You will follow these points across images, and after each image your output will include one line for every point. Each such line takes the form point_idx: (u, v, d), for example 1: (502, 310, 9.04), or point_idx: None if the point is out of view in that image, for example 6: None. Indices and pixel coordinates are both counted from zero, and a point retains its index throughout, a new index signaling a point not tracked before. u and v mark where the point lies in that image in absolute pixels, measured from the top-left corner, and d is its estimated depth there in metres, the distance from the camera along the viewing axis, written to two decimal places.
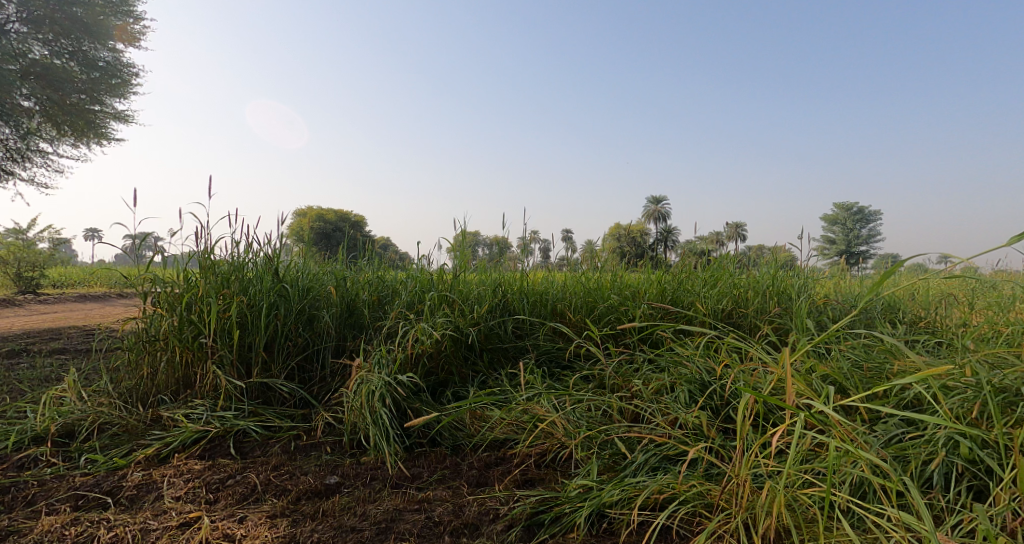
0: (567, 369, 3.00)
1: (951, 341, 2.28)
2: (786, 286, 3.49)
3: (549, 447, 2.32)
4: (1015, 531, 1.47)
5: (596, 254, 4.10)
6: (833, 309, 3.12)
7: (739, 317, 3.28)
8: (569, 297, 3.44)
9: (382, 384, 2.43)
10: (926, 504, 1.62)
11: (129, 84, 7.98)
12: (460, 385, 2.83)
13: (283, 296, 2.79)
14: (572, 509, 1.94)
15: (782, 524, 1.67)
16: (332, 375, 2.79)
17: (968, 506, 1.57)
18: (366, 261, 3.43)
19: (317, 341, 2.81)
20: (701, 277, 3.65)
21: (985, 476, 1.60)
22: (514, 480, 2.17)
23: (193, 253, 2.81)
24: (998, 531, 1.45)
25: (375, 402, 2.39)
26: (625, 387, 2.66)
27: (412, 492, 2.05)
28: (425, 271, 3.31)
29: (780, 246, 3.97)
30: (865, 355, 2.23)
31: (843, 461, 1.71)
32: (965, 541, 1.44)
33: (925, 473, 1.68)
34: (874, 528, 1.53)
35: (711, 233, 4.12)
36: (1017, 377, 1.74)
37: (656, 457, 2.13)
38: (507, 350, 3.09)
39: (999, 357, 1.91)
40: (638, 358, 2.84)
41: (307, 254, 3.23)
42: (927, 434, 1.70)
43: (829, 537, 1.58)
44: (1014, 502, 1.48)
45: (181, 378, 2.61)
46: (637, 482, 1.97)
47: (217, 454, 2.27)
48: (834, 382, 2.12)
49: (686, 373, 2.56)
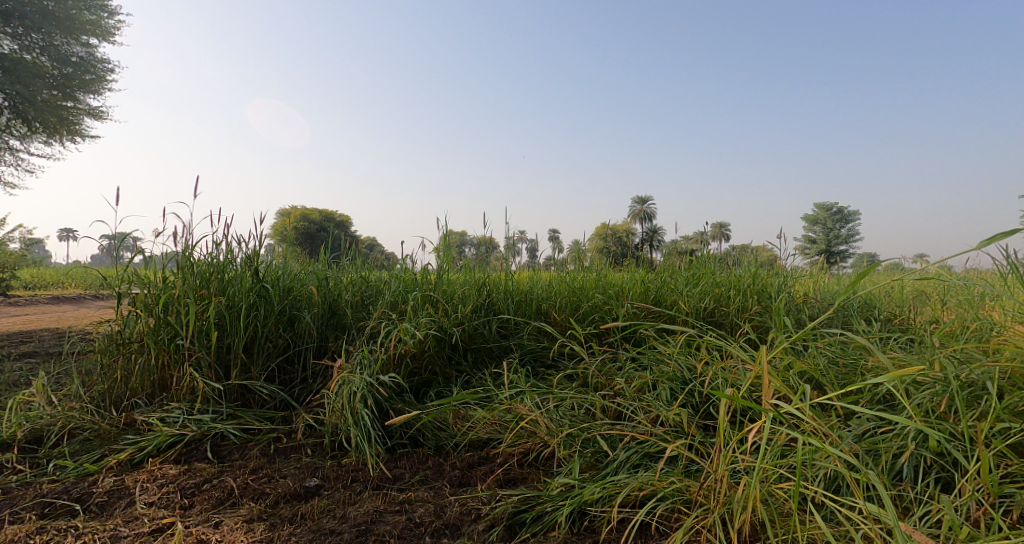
0: (551, 368, 3.01)
1: (922, 336, 2.33)
2: (766, 284, 3.53)
3: (532, 446, 2.33)
4: (978, 521, 1.50)
5: (582, 254, 4.12)
6: (811, 307, 3.17)
7: (721, 315, 3.33)
8: (553, 297, 3.46)
9: (363, 384, 2.41)
10: (896, 496, 1.64)
11: (103, 80, 7.85)
12: (444, 385, 2.83)
13: (263, 296, 2.75)
14: (554, 508, 1.95)
15: (758, 519, 1.68)
16: (314, 377, 2.76)
17: (935, 497, 1.59)
18: (350, 260, 3.41)
19: (298, 342, 2.78)
20: (684, 276, 3.70)
21: (952, 468, 1.63)
22: (497, 479, 2.17)
23: (171, 253, 2.75)
24: (961, 522, 1.48)
25: (357, 403, 2.37)
26: (608, 386, 2.68)
27: (393, 493, 2.04)
28: (409, 270, 3.31)
29: (761, 247, 4.03)
30: (840, 351, 2.27)
31: (817, 456, 1.71)
32: (931, 532, 1.46)
33: (896, 466, 1.70)
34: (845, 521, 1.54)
35: (696, 233, 4.16)
36: (984, 372, 1.77)
37: (637, 454, 2.16)
38: (491, 350, 3.10)
39: (967, 353, 1.95)
40: (622, 358, 2.86)
41: (289, 254, 3.20)
42: (898, 428, 1.72)
43: (805, 530, 1.59)
44: (978, 493, 1.51)
45: (156, 381, 2.56)
46: (618, 480, 1.99)
47: (193, 458, 2.23)
48: (811, 379, 2.16)
49: (668, 371, 2.60)
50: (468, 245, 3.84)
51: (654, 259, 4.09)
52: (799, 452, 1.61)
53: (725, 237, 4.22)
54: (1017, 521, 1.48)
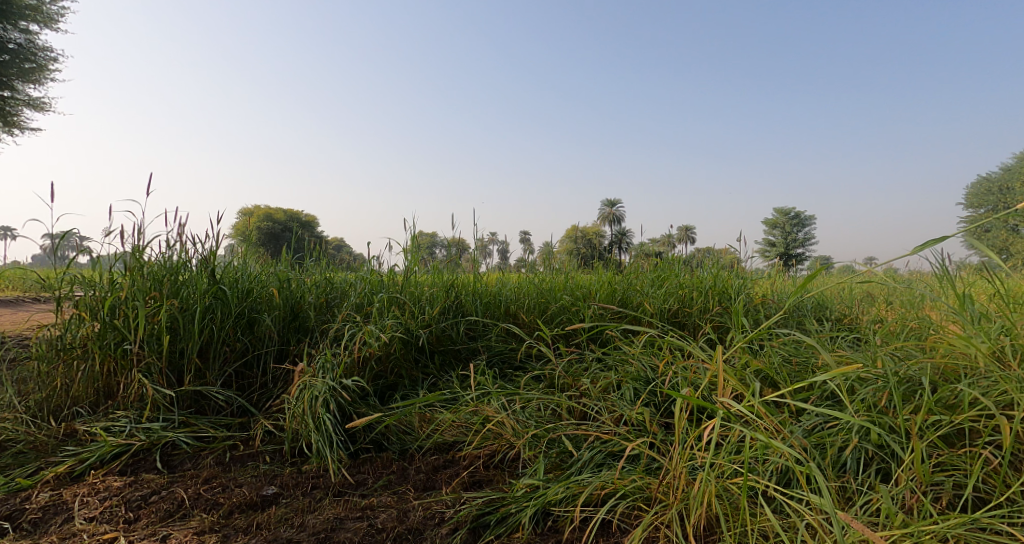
0: (518, 370, 3.02)
1: (870, 335, 2.44)
2: (727, 285, 3.63)
3: (497, 448, 2.34)
4: (912, 509, 1.59)
5: (552, 256, 4.16)
6: (768, 308, 3.28)
7: (684, 316, 3.41)
8: (521, 299, 3.48)
9: (326, 389, 2.37)
10: (840, 487, 1.72)
11: (46, 69, 7.51)
12: (410, 387, 2.80)
13: (220, 298, 2.68)
14: (518, 509, 1.97)
15: (712, 513, 1.73)
16: (274, 382, 2.70)
17: (876, 488, 1.67)
18: (314, 262, 3.35)
19: (257, 346, 2.72)
20: (649, 278, 3.78)
21: (891, 460, 1.71)
22: (462, 482, 2.16)
23: (119, 254, 2.65)
24: (896, 509, 1.56)
25: (318, 408, 2.33)
26: (574, 386, 2.72)
27: (355, 499, 2.02)
28: (376, 272, 3.27)
29: (724, 250, 4.15)
30: (794, 350, 2.36)
31: (768, 452, 1.77)
32: (870, 521, 1.54)
33: (840, 458, 1.77)
34: (792, 514, 1.60)
35: (662, 236, 4.26)
36: (921, 369, 1.87)
37: (601, 454, 2.19)
38: (459, 352, 3.09)
39: (906, 351, 2.06)
40: (588, 358, 2.90)
41: (250, 255, 3.13)
42: (842, 422, 1.80)
43: (756, 523, 1.65)
44: (912, 483, 1.59)
45: (101, 388, 2.47)
46: (581, 480, 2.01)
47: (141, 469, 2.16)
48: (766, 377, 2.23)
49: (632, 371, 2.64)
50: (438, 247, 3.83)
51: (623, 260, 4.17)
52: (747, 445, 1.68)
53: (690, 240, 4.32)
54: (945, 508, 1.58)
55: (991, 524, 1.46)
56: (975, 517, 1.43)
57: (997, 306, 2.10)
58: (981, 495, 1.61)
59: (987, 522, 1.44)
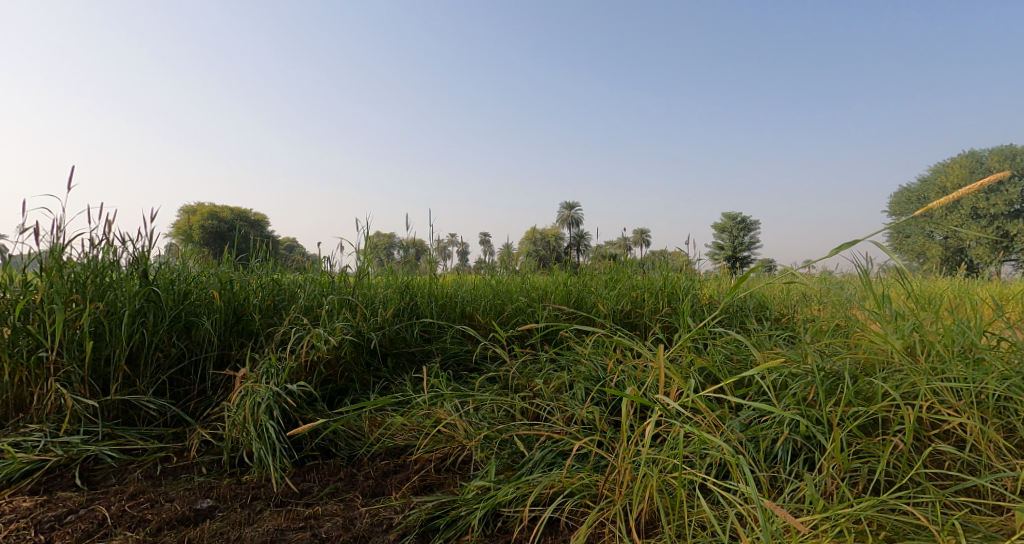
0: (474, 371, 3.00)
1: (805, 332, 2.56)
2: (676, 286, 3.74)
3: (449, 451, 2.32)
4: (832, 494, 1.68)
5: (513, 258, 4.21)
6: (715, 308, 3.40)
7: (636, 316, 3.48)
8: (477, 300, 3.48)
9: (269, 395, 2.29)
10: (771, 477, 1.80)
11: None
12: (360, 392, 2.74)
13: (152, 301, 2.54)
14: (468, 511, 1.95)
15: (653, 507, 1.78)
16: (213, 388, 2.58)
17: (803, 476, 1.76)
18: (260, 262, 3.22)
19: (195, 351, 2.61)
20: (603, 279, 3.85)
21: (817, 450, 1.81)
22: (412, 487, 2.13)
23: (36, 253, 2.48)
24: (818, 495, 1.65)
25: (260, 415, 2.24)
26: (528, 387, 2.73)
27: (298, 508, 1.96)
28: (326, 274, 3.19)
29: (675, 252, 4.27)
30: (737, 348, 2.45)
31: (705, 446, 1.84)
32: (796, 508, 1.62)
33: (772, 450, 1.86)
34: (725, 505, 1.66)
35: (619, 239, 4.36)
36: (842, 363, 2.00)
37: (552, 453, 2.21)
38: (413, 355, 3.05)
39: (830, 347, 2.20)
40: (542, 358, 2.91)
41: (189, 255, 3.00)
42: (775, 416, 1.88)
43: (693, 515, 1.71)
44: (833, 470, 1.68)
45: (11, 401, 2.29)
46: (531, 480, 2.02)
47: (56, 486, 2.02)
48: (710, 374, 2.31)
49: (584, 370, 2.68)
50: (396, 248, 3.79)
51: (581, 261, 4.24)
52: (682, 438, 1.75)
53: (644, 242, 4.43)
54: (861, 492, 1.69)
55: (899, 505, 1.56)
56: (883, 499, 1.52)
57: (911, 305, 2.27)
58: (890, 477, 1.74)
59: (891, 502, 1.54)
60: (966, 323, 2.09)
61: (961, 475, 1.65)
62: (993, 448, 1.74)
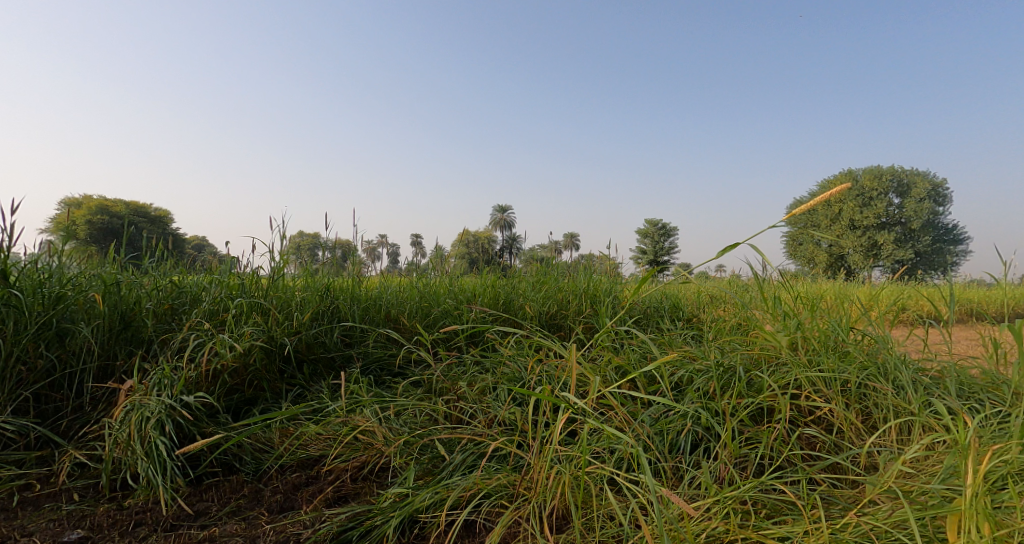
0: (397, 376, 2.90)
1: (716, 331, 2.71)
2: (598, 288, 3.85)
3: (367, 459, 2.22)
4: (722, 478, 1.77)
5: (446, 259, 4.16)
6: (636, 310, 3.52)
7: (561, 318, 3.53)
8: (403, 303, 3.39)
9: (161, 408, 2.09)
10: (674, 467, 1.87)
11: None
12: (272, 401, 2.57)
13: (15, 307, 2.28)
14: (384, 521, 1.87)
15: (564, 503, 1.80)
16: (91, 404, 2.33)
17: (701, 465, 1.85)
18: (156, 263, 2.95)
19: (69, 363, 2.35)
20: (530, 282, 3.88)
21: (714, 440, 1.91)
22: (325, 499, 2.03)
23: None
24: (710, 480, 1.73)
25: (149, 431, 2.05)
26: (452, 390, 2.69)
27: (191, 531, 1.81)
28: (235, 276, 2.97)
29: (602, 255, 4.38)
30: (650, 347, 2.55)
31: (614, 440, 1.89)
32: (691, 495, 1.70)
33: (677, 441, 1.94)
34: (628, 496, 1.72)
35: (550, 242, 4.42)
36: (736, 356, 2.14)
37: (473, 455, 2.18)
38: (332, 360, 2.90)
39: (730, 344, 2.35)
40: (467, 361, 2.88)
41: (71, 254, 2.71)
42: (680, 409, 1.96)
43: (601, 509, 1.75)
44: (725, 457, 1.78)
45: None
46: (450, 483, 1.98)
47: None
48: (627, 373, 2.38)
49: (508, 372, 2.68)
50: (323, 248, 3.63)
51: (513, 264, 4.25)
52: (585, 434, 1.80)
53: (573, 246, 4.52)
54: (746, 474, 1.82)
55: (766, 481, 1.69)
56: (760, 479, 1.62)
57: (791, 305, 2.46)
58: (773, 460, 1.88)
59: (769, 483, 1.66)
60: (836, 321, 2.29)
61: (823, 455, 1.82)
62: (851, 430, 1.93)
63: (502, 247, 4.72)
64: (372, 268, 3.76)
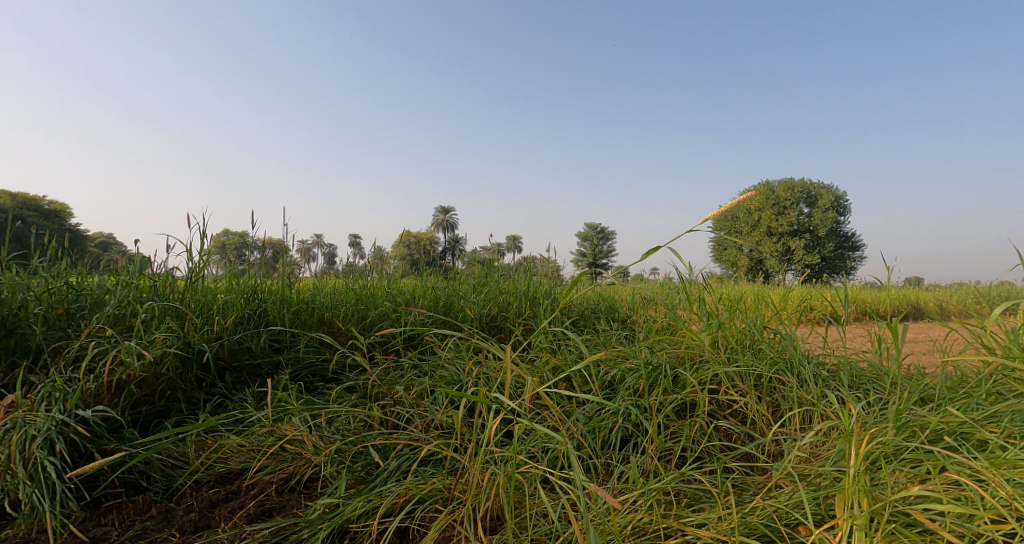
0: (330, 382, 2.78)
1: (652, 332, 2.77)
2: (538, 290, 3.86)
3: (294, 470, 2.10)
4: (647, 471, 1.81)
5: (386, 261, 4.05)
6: (575, 312, 3.55)
7: (502, 320, 3.51)
8: (338, 306, 3.26)
9: (49, 424, 1.90)
10: (606, 464, 1.90)
11: None
12: (187, 412, 2.39)
13: None
14: (310, 534, 1.78)
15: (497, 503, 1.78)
16: None
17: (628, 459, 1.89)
18: (46, 264, 2.68)
19: None
20: (471, 284, 3.83)
21: (642, 435, 1.95)
22: (246, 515, 1.90)
23: None
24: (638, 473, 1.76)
25: (35, 450, 1.84)
26: (388, 395, 2.60)
27: None
28: (146, 277, 2.74)
29: (543, 258, 4.39)
30: (589, 348, 2.57)
31: (547, 439, 1.89)
32: (620, 489, 1.72)
33: (608, 438, 1.96)
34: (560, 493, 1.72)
35: (493, 245, 4.39)
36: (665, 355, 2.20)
37: (408, 461, 2.11)
38: (258, 367, 2.74)
39: (659, 344, 2.41)
40: (404, 365, 2.80)
41: None
42: (613, 406, 1.98)
43: (534, 508, 1.74)
44: (650, 451, 1.83)
45: None
46: (383, 491, 1.91)
47: None
48: (565, 374, 2.39)
49: (447, 375, 2.62)
50: (253, 248, 3.44)
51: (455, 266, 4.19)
52: (517, 435, 1.79)
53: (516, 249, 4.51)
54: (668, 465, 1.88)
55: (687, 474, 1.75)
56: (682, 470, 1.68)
57: (719, 307, 2.56)
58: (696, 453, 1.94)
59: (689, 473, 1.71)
60: (755, 321, 2.41)
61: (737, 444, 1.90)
62: (763, 422, 2.02)
63: (444, 249, 4.64)
64: (306, 269, 3.60)
